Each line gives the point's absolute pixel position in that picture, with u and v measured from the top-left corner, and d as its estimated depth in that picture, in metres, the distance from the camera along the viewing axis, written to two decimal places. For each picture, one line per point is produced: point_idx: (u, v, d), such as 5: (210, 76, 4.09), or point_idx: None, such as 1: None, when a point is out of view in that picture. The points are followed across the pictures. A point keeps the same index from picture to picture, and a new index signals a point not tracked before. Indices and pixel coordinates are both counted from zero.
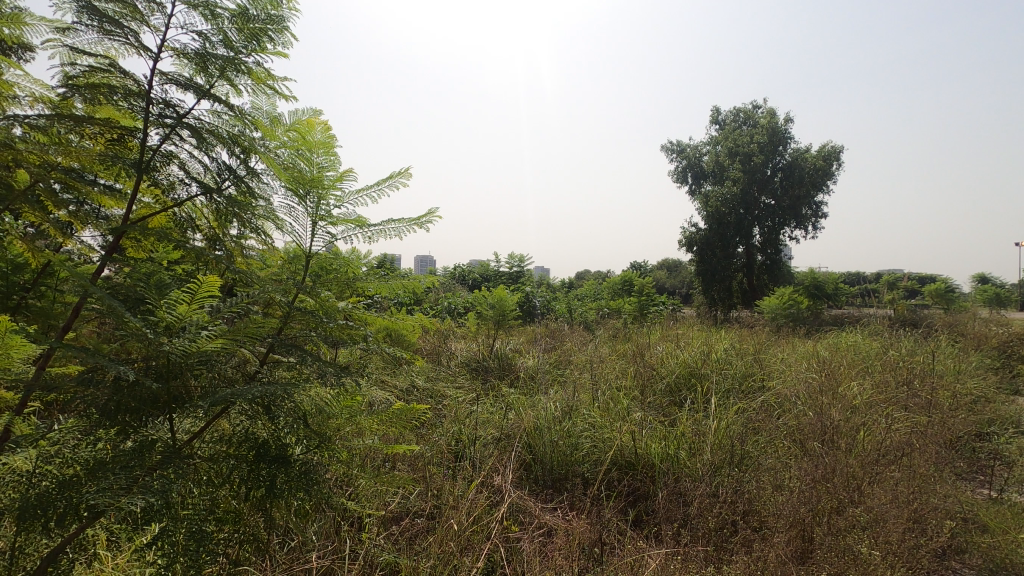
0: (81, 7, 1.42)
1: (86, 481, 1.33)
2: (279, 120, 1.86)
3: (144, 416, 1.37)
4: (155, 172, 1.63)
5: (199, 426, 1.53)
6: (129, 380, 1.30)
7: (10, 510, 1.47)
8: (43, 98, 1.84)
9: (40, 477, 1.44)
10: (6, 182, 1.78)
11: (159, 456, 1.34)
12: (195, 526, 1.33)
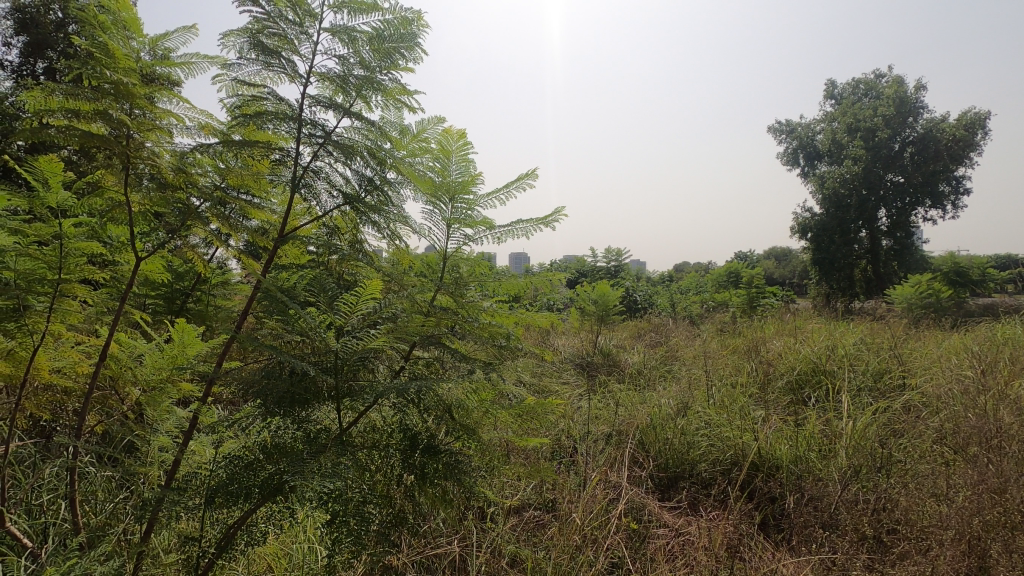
0: (247, 45, 1.61)
1: (267, 464, 1.51)
2: (409, 130, 1.99)
3: (314, 408, 1.54)
4: (307, 186, 1.82)
5: (355, 418, 1.69)
6: (301, 375, 1.46)
7: (201, 486, 1.70)
8: (207, 126, 2.09)
9: (225, 459, 1.65)
10: (183, 204, 2.08)
11: (328, 444, 1.50)
12: (360, 508, 1.47)
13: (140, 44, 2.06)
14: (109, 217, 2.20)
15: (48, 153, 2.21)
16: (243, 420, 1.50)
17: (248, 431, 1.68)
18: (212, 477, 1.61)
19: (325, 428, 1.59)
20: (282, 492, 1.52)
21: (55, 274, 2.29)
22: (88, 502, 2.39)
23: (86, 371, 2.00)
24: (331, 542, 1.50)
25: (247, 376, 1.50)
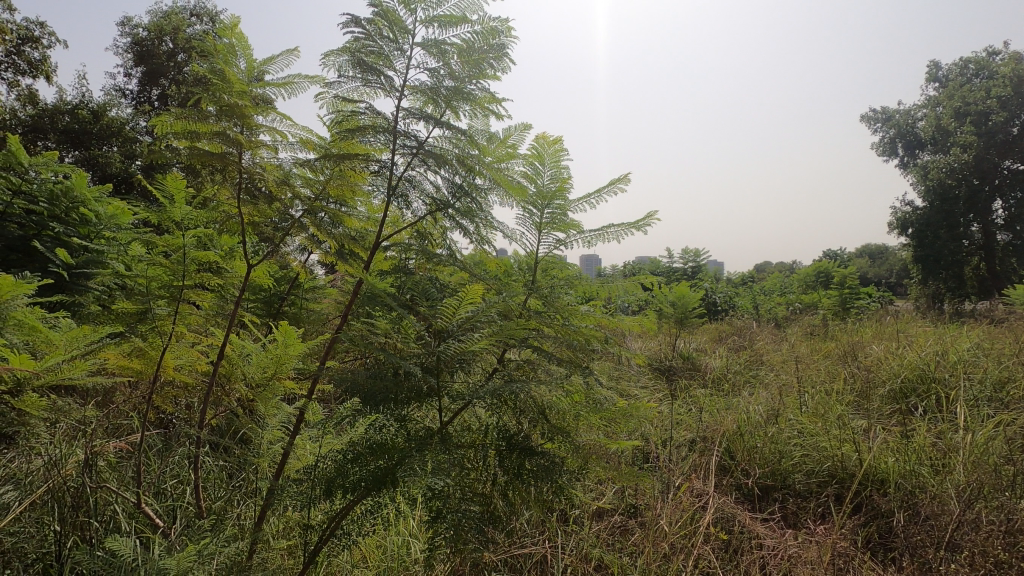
0: (348, 64, 1.73)
1: (372, 458, 1.61)
2: (497, 138, 2.05)
3: (414, 407, 1.62)
4: (401, 195, 1.91)
5: (451, 418, 1.75)
6: (403, 374, 1.55)
7: (309, 479, 1.83)
8: (309, 140, 2.26)
9: (331, 453, 1.77)
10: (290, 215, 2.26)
11: (429, 442, 1.57)
12: (460, 505, 1.53)
13: (250, 69, 2.25)
14: (225, 227, 2.42)
15: (172, 172, 2.47)
16: (349, 418, 1.62)
17: (351, 428, 1.79)
18: (321, 470, 1.72)
19: (425, 428, 1.68)
20: (386, 487, 1.62)
21: (179, 280, 2.54)
22: (208, 490, 2.64)
23: (208, 370, 2.22)
24: (433, 536, 1.57)
25: (352, 374, 1.60)
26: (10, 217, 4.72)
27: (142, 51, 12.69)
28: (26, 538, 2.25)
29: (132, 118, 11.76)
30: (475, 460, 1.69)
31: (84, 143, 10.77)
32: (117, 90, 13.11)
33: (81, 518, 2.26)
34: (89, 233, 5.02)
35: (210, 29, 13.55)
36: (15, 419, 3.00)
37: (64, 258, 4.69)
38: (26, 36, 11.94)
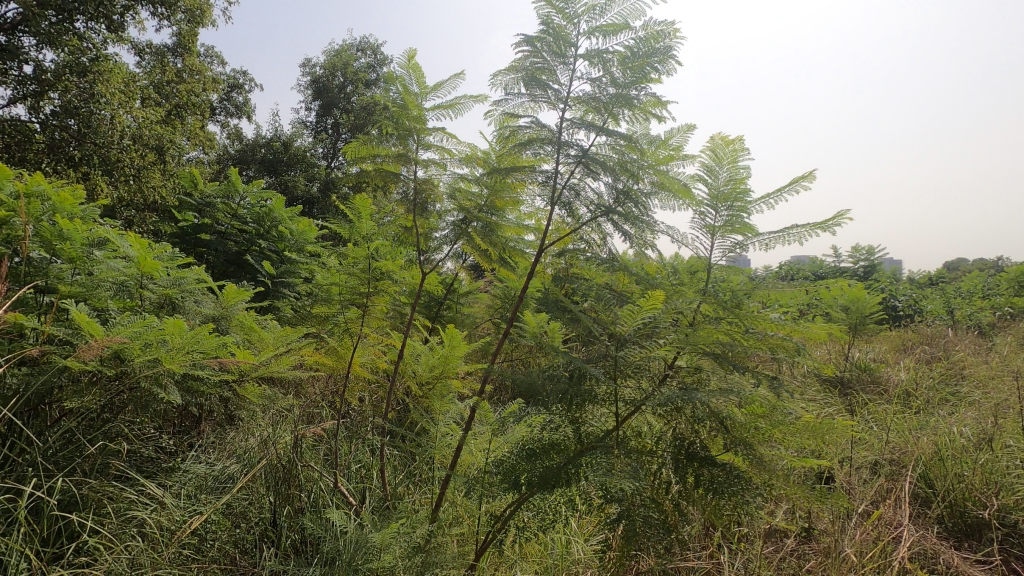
0: (517, 82, 1.86)
1: (549, 457, 1.72)
2: (662, 140, 2.04)
3: (587, 410, 1.72)
4: (566, 203, 2.00)
5: (627, 424, 1.82)
6: (578, 378, 1.66)
7: (485, 474, 1.98)
8: (478, 157, 2.45)
9: (506, 451, 1.92)
10: (464, 228, 2.51)
11: (606, 446, 1.65)
12: (642, 512, 1.57)
13: (422, 93, 2.57)
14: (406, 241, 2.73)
15: (360, 192, 3.05)
16: (523, 417, 1.74)
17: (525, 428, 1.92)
18: (498, 466, 1.87)
19: (597, 431, 1.74)
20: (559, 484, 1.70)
21: (367, 288, 2.91)
22: (391, 476, 2.96)
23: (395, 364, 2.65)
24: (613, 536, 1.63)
25: (526, 376, 1.72)
26: (229, 236, 5.70)
27: (319, 86, 14.52)
28: (251, 504, 2.69)
29: (312, 146, 13.51)
30: (650, 467, 1.72)
31: (277, 171, 12.60)
32: (300, 122, 15.15)
33: (295, 490, 2.67)
34: (285, 247, 5.88)
35: (372, 60, 15.09)
36: (240, 404, 3.62)
37: (268, 270, 5.55)
38: (234, 83, 14.30)
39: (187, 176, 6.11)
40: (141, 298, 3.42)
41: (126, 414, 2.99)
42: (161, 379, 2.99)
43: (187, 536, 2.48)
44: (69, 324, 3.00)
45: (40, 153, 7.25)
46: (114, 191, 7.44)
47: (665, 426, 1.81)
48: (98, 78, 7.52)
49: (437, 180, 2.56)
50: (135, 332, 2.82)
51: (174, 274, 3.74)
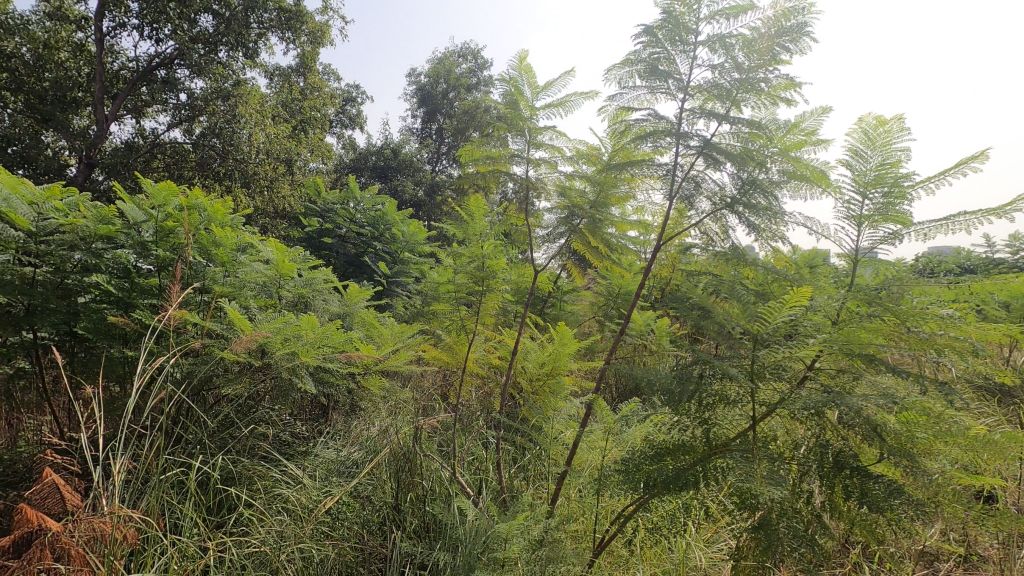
0: (636, 74, 1.85)
1: (682, 458, 1.75)
2: (792, 123, 1.92)
3: (720, 410, 1.72)
4: (686, 195, 1.96)
5: (769, 427, 1.78)
6: (711, 375, 1.67)
7: (610, 472, 1.98)
8: (597, 157, 2.54)
9: (635, 451, 1.94)
10: (583, 231, 2.59)
11: (745, 450, 1.65)
12: (790, 521, 1.52)
13: (534, 94, 2.62)
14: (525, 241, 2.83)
15: (475, 194, 3.21)
16: (654, 415, 1.78)
17: (659, 428, 1.95)
18: (626, 464, 1.89)
19: (733, 434, 1.73)
20: (685, 486, 1.68)
21: (482, 286, 3.02)
22: (505, 470, 3.04)
23: (513, 361, 2.78)
24: (755, 543, 1.60)
25: (656, 376, 1.75)
26: (349, 239, 6.15)
27: (423, 94, 15.19)
28: (377, 488, 2.88)
29: (418, 151, 14.17)
30: (795, 475, 1.68)
31: (387, 176, 13.36)
32: (406, 129, 15.94)
33: (417, 478, 2.82)
34: (398, 248, 6.24)
35: (473, 65, 15.53)
36: (365, 395, 3.89)
37: (383, 270, 5.91)
38: (348, 97, 15.37)
39: (311, 185, 6.67)
40: (280, 297, 3.81)
41: (269, 401, 3.32)
42: (299, 371, 3.29)
43: (323, 515, 2.70)
44: (224, 320, 3.40)
45: (193, 169, 8.23)
46: (251, 201, 8.29)
47: (805, 430, 1.73)
48: (239, 100, 8.42)
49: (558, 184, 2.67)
50: (278, 328, 3.14)
51: (306, 275, 4.10)
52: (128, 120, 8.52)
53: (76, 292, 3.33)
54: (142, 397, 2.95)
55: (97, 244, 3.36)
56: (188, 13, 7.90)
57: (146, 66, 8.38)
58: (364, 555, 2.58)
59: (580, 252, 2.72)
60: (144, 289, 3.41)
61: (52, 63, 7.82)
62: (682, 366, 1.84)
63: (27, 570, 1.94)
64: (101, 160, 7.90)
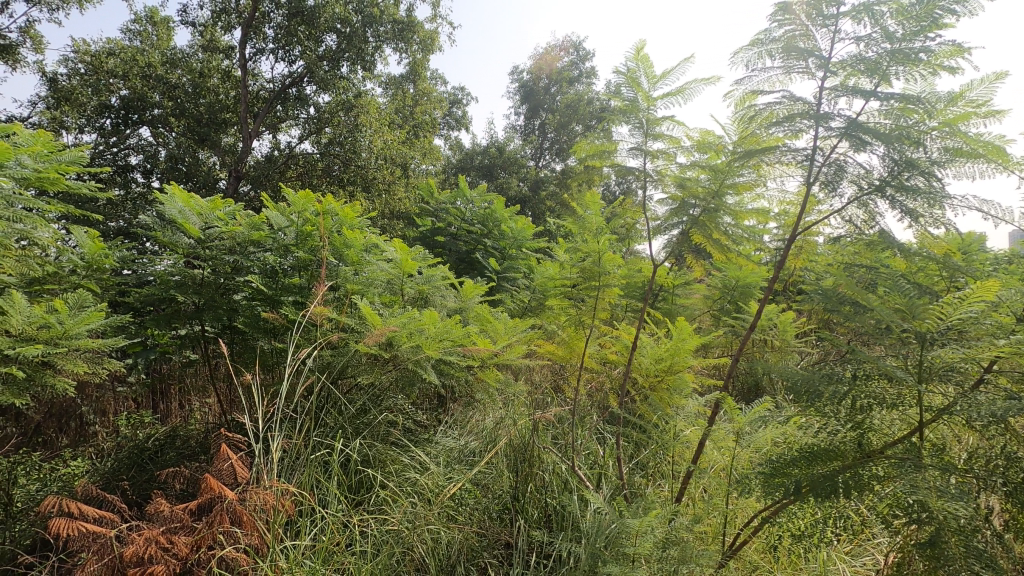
0: (776, 53, 1.81)
1: (834, 464, 1.67)
2: (953, 96, 1.76)
3: (876, 413, 1.63)
4: (827, 181, 1.83)
5: (939, 439, 1.65)
6: (872, 368, 1.63)
7: (745, 474, 1.93)
8: (726, 148, 2.46)
9: (775, 454, 1.87)
10: (708, 225, 2.52)
11: (910, 460, 1.55)
12: (970, 540, 1.40)
13: (652, 85, 2.56)
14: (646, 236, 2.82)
15: (592, 189, 3.23)
16: (799, 417, 1.74)
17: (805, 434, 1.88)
18: (767, 467, 1.83)
19: (895, 443, 1.63)
20: (834, 494, 1.61)
21: (598, 281, 3.04)
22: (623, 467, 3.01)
23: (633, 357, 2.78)
24: (926, 560, 1.49)
25: (799, 377, 1.70)
26: (460, 236, 6.42)
27: (526, 90, 15.37)
28: (497, 477, 2.98)
29: (522, 148, 14.39)
30: (972, 491, 1.54)
31: (493, 175, 13.71)
32: (510, 127, 16.23)
33: (538, 468, 2.90)
34: (507, 244, 6.42)
35: (575, 58, 15.44)
36: (482, 387, 4.07)
37: (493, 266, 6.08)
38: (454, 99, 15.94)
39: (425, 186, 7.03)
40: (404, 294, 4.08)
41: (398, 391, 3.59)
42: (423, 363, 3.52)
43: (449, 499, 2.85)
44: (357, 315, 3.72)
45: (321, 177, 9.00)
46: (371, 204, 8.89)
47: (984, 441, 1.58)
48: (359, 111, 9.08)
49: (682, 177, 2.63)
50: (404, 323, 3.35)
51: (426, 272, 4.34)
52: (267, 135, 9.49)
53: (235, 291, 3.79)
54: (293, 384, 3.30)
55: (251, 249, 3.81)
56: (315, 34, 8.64)
57: (280, 86, 9.28)
58: (488, 540, 2.68)
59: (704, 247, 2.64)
60: (289, 288, 3.81)
61: (206, 90, 8.88)
62: (830, 368, 1.75)
63: (210, 530, 2.26)
64: (246, 173, 8.82)
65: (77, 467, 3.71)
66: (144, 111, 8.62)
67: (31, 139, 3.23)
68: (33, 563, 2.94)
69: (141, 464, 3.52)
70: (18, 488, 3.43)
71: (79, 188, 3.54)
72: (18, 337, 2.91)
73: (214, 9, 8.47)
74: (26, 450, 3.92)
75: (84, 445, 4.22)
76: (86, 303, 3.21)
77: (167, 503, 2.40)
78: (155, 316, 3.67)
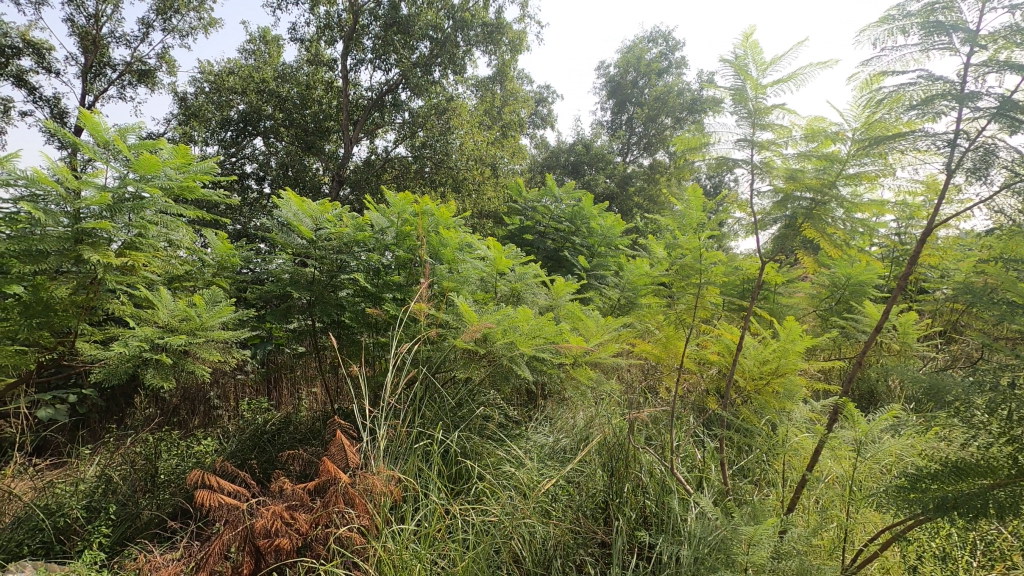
0: (916, 29, 1.69)
1: (984, 482, 1.53)
2: None
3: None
4: (974, 168, 1.68)
5: None
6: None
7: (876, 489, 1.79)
8: (848, 137, 2.32)
9: (910, 466, 1.73)
10: (824, 220, 2.37)
11: None
12: None
13: (760, 72, 2.44)
14: (751, 231, 2.69)
15: (695, 184, 3.13)
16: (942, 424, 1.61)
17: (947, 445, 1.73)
18: (901, 479, 1.70)
19: None
20: (984, 514, 1.47)
21: (700, 279, 2.96)
22: (723, 472, 2.91)
23: (738, 358, 2.66)
24: None
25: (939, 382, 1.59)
26: (548, 234, 6.46)
27: (613, 85, 15.14)
28: (590, 476, 2.98)
29: (609, 144, 14.19)
30: None
31: (579, 172, 13.63)
32: (596, 123, 16.05)
33: (635, 468, 2.87)
34: (595, 241, 6.38)
35: (665, 48, 15.01)
36: (574, 385, 4.08)
37: (582, 264, 6.07)
38: (540, 98, 16.00)
39: (514, 185, 7.13)
40: (497, 291, 4.19)
41: (493, 386, 3.68)
42: (517, 359, 3.59)
43: (544, 495, 2.89)
44: (454, 311, 3.85)
45: (416, 179, 9.41)
46: (461, 203, 9.14)
47: None
48: (451, 114, 9.39)
49: (796, 168, 2.49)
50: (499, 320, 3.43)
51: (519, 270, 4.42)
52: (365, 141, 10.03)
53: (342, 288, 4.07)
54: (396, 377, 3.49)
55: (356, 249, 4.06)
56: (410, 42, 9.02)
57: (378, 94, 9.79)
58: (583, 538, 2.69)
59: (820, 242, 2.47)
60: (390, 285, 4.02)
61: (311, 101, 9.52)
62: (976, 376, 1.60)
63: (328, 509, 2.44)
64: (348, 177, 9.39)
65: (208, 446, 4.14)
66: (259, 122, 9.39)
67: (174, 154, 3.56)
68: (176, 529, 3.33)
69: (262, 446, 3.88)
70: (163, 462, 3.89)
71: (211, 195, 3.94)
72: (165, 328, 3.30)
73: (319, 25, 9.08)
74: (167, 429, 4.42)
75: (213, 426, 4.70)
76: (218, 298, 3.57)
77: (290, 482, 2.62)
78: (274, 311, 4.02)
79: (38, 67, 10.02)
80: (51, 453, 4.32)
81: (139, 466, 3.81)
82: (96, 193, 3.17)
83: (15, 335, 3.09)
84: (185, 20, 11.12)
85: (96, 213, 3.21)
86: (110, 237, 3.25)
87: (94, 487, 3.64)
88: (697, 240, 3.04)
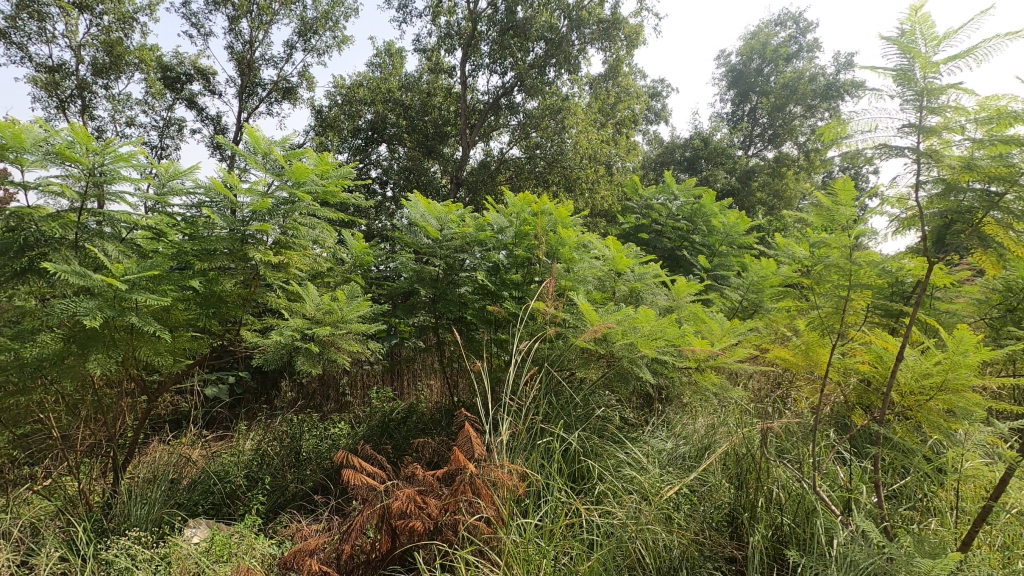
0: None
1: None
2: None
3: None
4: None
5: None
6: None
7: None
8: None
9: None
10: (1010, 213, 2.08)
11: None
12: None
13: (931, 49, 2.17)
14: (914, 228, 2.41)
15: (841, 177, 2.86)
16: None
17: None
18: None
19: None
20: None
21: (850, 280, 2.72)
22: (872, 495, 2.63)
23: (897, 369, 2.38)
24: None
25: None
26: (665, 233, 6.25)
27: (734, 75, 14.31)
28: (715, 487, 2.84)
29: (730, 137, 13.44)
30: None
31: (697, 167, 13.02)
32: (715, 116, 15.27)
33: (769, 481, 2.68)
34: (717, 240, 6.08)
35: (795, 31, 13.92)
36: (699, 390, 3.90)
37: (702, 264, 5.79)
38: (654, 92, 15.52)
39: (629, 183, 6.99)
40: (616, 291, 4.14)
41: (611, 388, 3.64)
42: (638, 361, 3.52)
43: (667, 502, 2.80)
44: (572, 311, 3.86)
45: (531, 179, 9.56)
46: (574, 202, 9.13)
47: None
48: (566, 114, 9.43)
49: (975, 155, 2.19)
50: (620, 320, 3.39)
51: (638, 270, 4.33)
52: (481, 144, 10.36)
53: (463, 287, 4.24)
54: (516, 373, 3.57)
55: (478, 248, 4.21)
56: (526, 45, 9.19)
57: (494, 98, 10.08)
58: (709, 551, 2.57)
59: (1005, 238, 2.16)
60: (509, 284, 4.12)
61: (431, 107, 10.02)
62: None
63: (457, 498, 2.52)
64: (465, 179, 9.76)
65: (343, 429, 4.51)
66: (384, 130, 10.06)
67: (317, 161, 3.91)
68: (318, 503, 3.67)
69: (390, 433, 4.15)
70: (306, 441, 4.30)
71: (349, 199, 4.29)
72: (311, 320, 3.65)
73: (441, 35, 9.54)
74: (308, 412, 4.89)
75: (345, 412, 5.11)
76: (356, 293, 3.89)
77: (420, 469, 2.75)
78: (402, 307, 4.29)
79: (204, 90, 11.50)
80: (216, 427, 4.96)
81: (287, 443, 4.25)
82: (257, 198, 3.55)
83: (194, 322, 3.57)
84: (322, 39, 12.19)
85: (257, 216, 3.61)
86: (270, 238, 3.65)
87: (251, 459, 4.11)
88: (846, 238, 2.77)
